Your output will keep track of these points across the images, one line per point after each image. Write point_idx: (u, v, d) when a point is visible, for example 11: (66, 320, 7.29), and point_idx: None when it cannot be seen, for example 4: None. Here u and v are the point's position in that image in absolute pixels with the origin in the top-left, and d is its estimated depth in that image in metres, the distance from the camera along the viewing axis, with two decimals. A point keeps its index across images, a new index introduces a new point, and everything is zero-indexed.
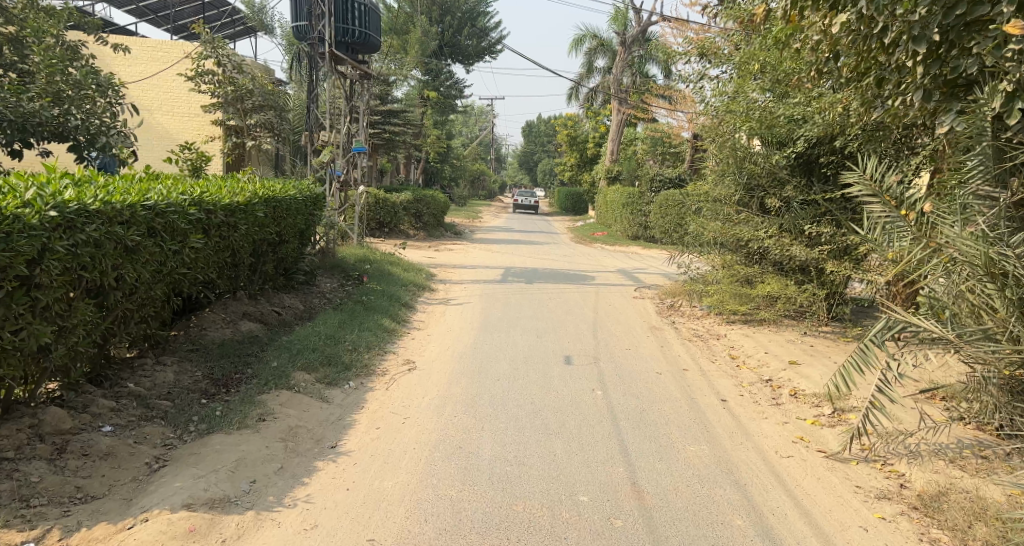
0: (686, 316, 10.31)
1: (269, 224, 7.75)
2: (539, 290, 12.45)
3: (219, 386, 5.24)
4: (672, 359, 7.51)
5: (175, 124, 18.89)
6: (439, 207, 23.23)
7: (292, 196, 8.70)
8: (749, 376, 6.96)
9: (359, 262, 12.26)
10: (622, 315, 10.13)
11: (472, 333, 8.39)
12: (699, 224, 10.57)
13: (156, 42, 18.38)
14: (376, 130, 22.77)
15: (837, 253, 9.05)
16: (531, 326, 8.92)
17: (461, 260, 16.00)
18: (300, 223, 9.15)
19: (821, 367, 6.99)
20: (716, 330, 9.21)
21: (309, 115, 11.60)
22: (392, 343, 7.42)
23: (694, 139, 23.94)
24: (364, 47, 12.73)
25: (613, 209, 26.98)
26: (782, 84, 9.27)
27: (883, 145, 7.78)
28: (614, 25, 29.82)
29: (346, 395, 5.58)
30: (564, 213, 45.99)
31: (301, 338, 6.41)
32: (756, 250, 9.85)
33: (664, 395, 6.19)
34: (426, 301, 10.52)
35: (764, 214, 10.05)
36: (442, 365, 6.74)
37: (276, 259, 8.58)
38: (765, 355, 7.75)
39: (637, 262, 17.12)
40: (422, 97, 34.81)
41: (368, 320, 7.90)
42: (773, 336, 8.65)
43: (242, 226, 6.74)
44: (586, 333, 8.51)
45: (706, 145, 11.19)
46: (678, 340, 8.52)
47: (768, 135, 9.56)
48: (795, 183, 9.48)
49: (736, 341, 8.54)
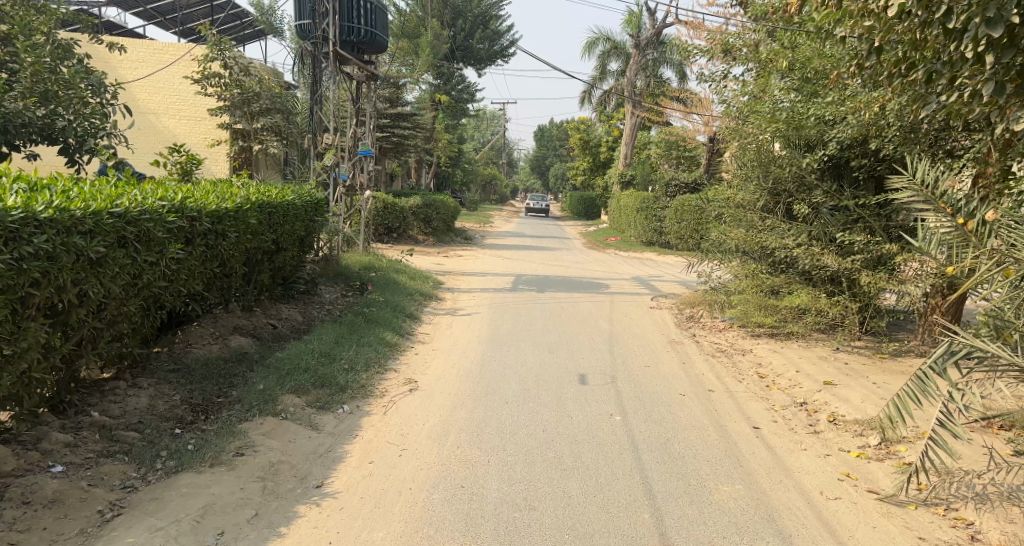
0: (707, 329, 9.74)
1: (265, 230, 7.27)
2: (552, 299, 11.91)
3: (197, 412, 4.76)
4: (695, 378, 6.95)
5: (180, 127, 18.52)
6: (449, 213, 22.76)
7: (291, 202, 8.22)
8: (781, 399, 6.40)
9: (365, 270, 11.77)
10: (639, 327, 9.58)
11: (479, 347, 7.89)
12: (721, 231, 10.03)
13: (161, 44, 18.00)
14: (385, 133, 22.32)
15: (872, 263, 8.49)
16: (542, 339, 8.39)
17: (471, 267, 15.48)
18: (300, 230, 8.67)
19: (859, 390, 6.43)
20: (742, 345, 8.64)
21: (313, 117, 11.14)
22: (394, 360, 6.93)
23: (710, 143, 23.34)
24: (371, 47, 12.26)
25: (627, 215, 26.40)
26: (812, 83, 8.73)
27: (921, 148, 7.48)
28: (629, 27, 29.22)
29: (339, 421, 5.07)
30: (576, 218, 45.45)
31: (294, 356, 5.91)
32: (783, 259, 9.28)
33: (689, 420, 5.64)
34: (432, 312, 10.02)
35: (790, 220, 9.59)
36: (446, 385, 6.23)
37: (272, 268, 8.09)
38: (796, 375, 7.18)
39: (654, 269, 16.56)
40: (433, 101, 34.39)
41: (370, 334, 7.40)
42: (803, 352, 8.07)
43: (232, 234, 6.25)
44: (601, 349, 7.97)
45: (728, 148, 10.64)
46: (701, 356, 7.95)
47: (796, 138, 9.07)
48: (826, 188, 9.01)
49: (763, 358, 7.99)
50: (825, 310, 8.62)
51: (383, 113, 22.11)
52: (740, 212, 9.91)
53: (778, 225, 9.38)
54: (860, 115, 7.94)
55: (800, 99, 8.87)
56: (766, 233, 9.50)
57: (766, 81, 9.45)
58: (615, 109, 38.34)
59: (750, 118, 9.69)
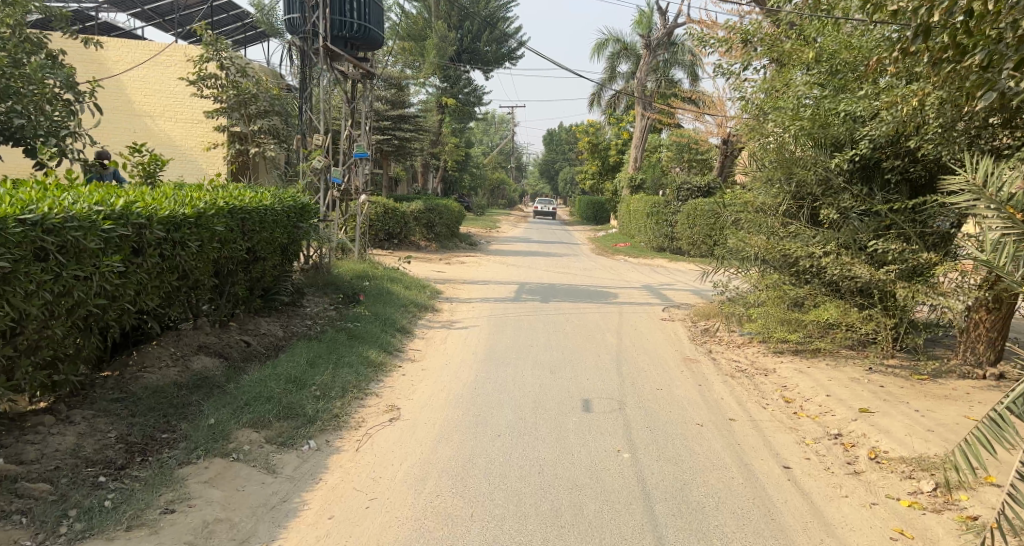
0: (725, 345, 9.00)
1: (238, 237, 6.59)
2: (556, 310, 11.19)
3: (134, 451, 4.09)
4: (712, 403, 6.22)
5: (177, 130, 17.88)
6: (452, 218, 22.09)
7: (271, 206, 7.55)
8: (812, 430, 5.69)
9: (359, 279, 11.09)
10: (649, 342, 8.83)
11: (473, 366, 7.20)
12: (739, 237, 9.31)
13: (156, 44, 17.39)
14: (386, 136, 21.66)
15: (906, 274, 7.78)
16: (543, 356, 7.68)
17: (472, 275, 14.80)
18: (282, 236, 8.00)
19: (901, 420, 5.71)
20: (763, 365, 7.91)
21: (302, 116, 10.46)
22: (378, 382, 6.24)
23: (723, 146, 22.63)
24: (365, 43, 11.58)
25: (637, 220, 25.63)
26: (840, 78, 8.06)
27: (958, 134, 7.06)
28: (639, 28, 28.53)
29: (301, 461, 4.36)
30: (585, 222, 44.69)
31: (260, 380, 5.22)
32: (808, 269, 8.56)
33: (708, 456, 4.92)
34: (427, 325, 9.33)
35: (814, 226, 8.98)
36: (431, 413, 5.52)
37: (250, 279, 7.42)
38: (827, 400, 6.45)
39: (665, 277, 15.82)
40: (439, 105, 33.70)
41: (355, 352, 6.73)
42: (832, 373, 7.34)
43: (193, 243, 5.57)
44: (606, 368, 7.26)
45: (747, 148, 9.90)
46: (718, 378, 7.21)
47: (823, 137, 8.37)
48: (854, 192, 8.34)
49: (788, 380, 7.26)
50: (856, 325, 7.89)
51: (385, 116, 21.47)
52: (760, 217, 9.16)
53: (803, 231, 8.68)
54: (899, 109, 7.23)
55: (827, 92, 8.13)
56: (789, 240, 8.77)
57: (790, 74, 8.73)
58: (625, 112, 37.66)
59: (771, 113, 8.96)
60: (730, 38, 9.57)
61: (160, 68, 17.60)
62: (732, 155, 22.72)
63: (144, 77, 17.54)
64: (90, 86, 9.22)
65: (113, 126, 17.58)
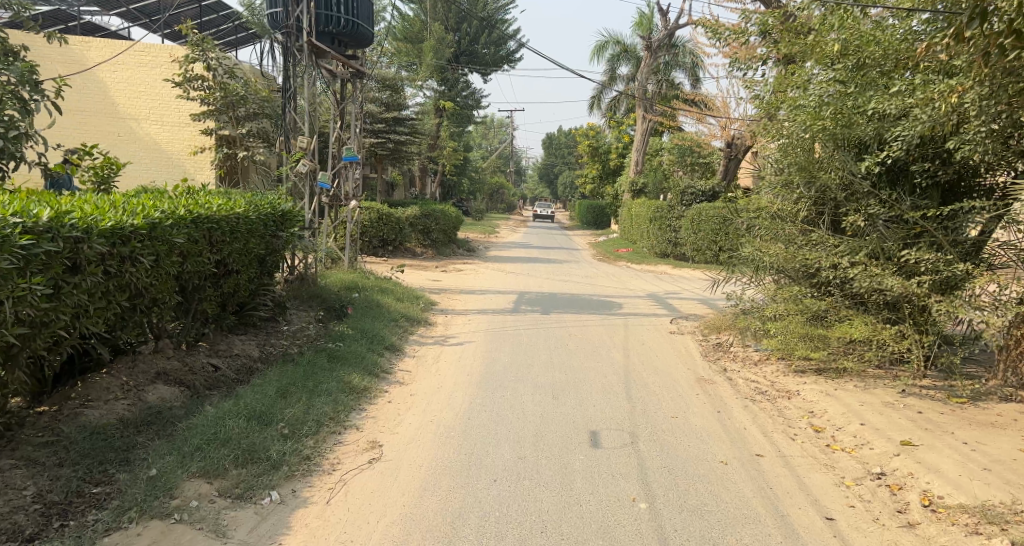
0: (740, 362, 8.32)
1: (204, 250, 5.93)
2: (557, 322, 10.51)
3: (52, 515, 3.44)
4: (735, 435, 5.56)
5: (162, 134, 17.24)
6: (450, 223, 21.43)
7: (245, 215, 6.87)
8: (851, 468, 5.02)
9: (347, 290, 10.40)
10: (659, 359, 8.16)
11: (468, 390, 6.54)
12: (755, 245, 8.66)
13: (141, 45, 16.73)
14: (379, 139, 20.90)
15: (938, 285, 7.11)
16: (545, 377, 7.03)
17: (469, 284, 14.10)
18: (259, 247, 7.34)
19: (951, 455, 5.04)
20: (785, 386, 7.24)
21: (285, 116, 9.77)
22: (360, 412, 5.56)
23: (727, 148, 21.96)
24: (353, 39, 10.90)
25: (639, 225, 24.93)
26: (862, 74, 7.48)
27: (1000, 129, 6.46)
28: (640, 29, 27.91)
29: (259, 520, 3.69)
30: (585, 227, 44.03)
31: (218, 416, 4.55)
32: (831, 279, 7.90)
33: (738, 505, 4.27)
34: (418, 341, 8.65)
35: (836, 233, 8.32)
36: (418, 450, 4.84)
37: (221, 295, 6.76)
38: (862, 430, 5.77)
39: (671, 285, 15.13)
40: (438, 108, 32.98)
41: (334, 378, 6.06)
42: (862, 396, 6.66)
43: (147, 258, 4.91)
44: (615, 392, 6.60)
45: (762, 150, 9.24)
46: (738, 403, 6.54)
47: (844, 137, 7.74)
48: (880, 197, 7.67)
49: (814, 404, 6.59)
50: (884, 342, 7.21)
51: (379, 119, 20.79)
52: (777, 224, 8.51)
53: (825, 239, 8.04)
54: (936, 107, 6.59)
55: (851, 88, 7.49)
56: (810, 249, 8.11)
57: (812, 68, 8.09)
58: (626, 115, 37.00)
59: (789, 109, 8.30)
60: (743, 29, 8.90)
61: (145, 70, 16.94)
62: (736, 158, 22.07)
63: (129, 79, 16.90)
64: (56, 85, 8.53)
65: (96, 130, 16.90)
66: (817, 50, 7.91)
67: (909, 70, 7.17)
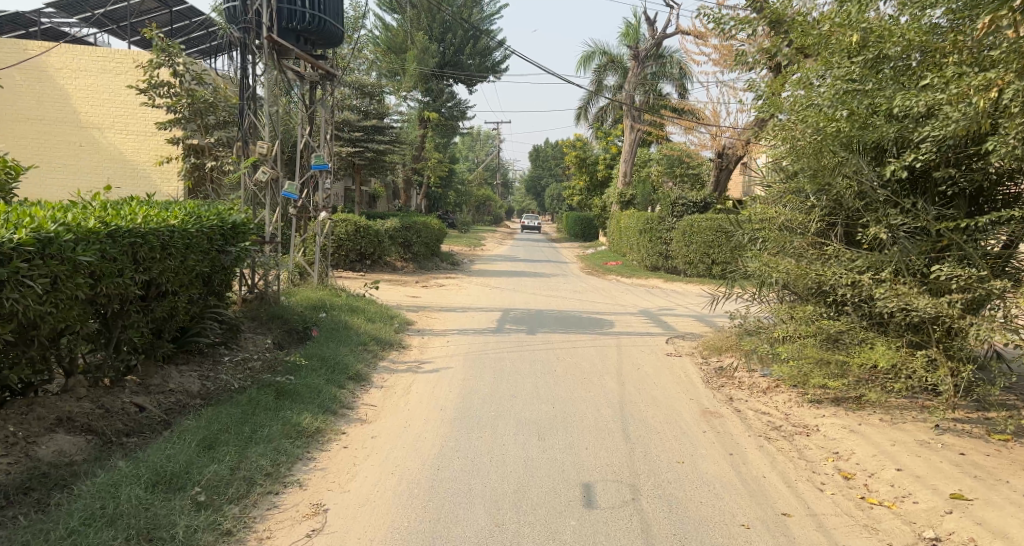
0: (747, 390, 7.47)
1: (125, 269, 5.04)
2: (544, 343, 9.62)
3: None
4: (754, 486, 4.71)
5: (127, 142, 16.22)
6: (432, 236, 20.51)
7: (182, 228, 5.98)
8: (896, 532, 4.17)
9: (313, 311, 9.48)
10: (658, 387, 7.31)
11: (441, 429, 5.66)
12: (761, 260, 7.81)
13: (104, 50, 15.73)
14: (358, 149, 19.89)
15: (970, 305, 6.29)
16: (530, 411, 6.16)
17: (450, 301, 13.18)
18: (201, 264, 6.44)
19: (1015, 517, 4.19)
20: (801, 420, 6.39)
21: (242, 119, 8.85)
22: (306, 463, 4.66)
23: (718, 159, 21.19)
24: (320, 37, 10.00)
25: (628, 238, 24.09)
26: (878, 69, 6.65)
27: None
28: (626, 39, 27.29)
29: None
30: (573, 240, 43.21)
31: (114, 484, 3.74)
32: (847, 298, 7.07)
33: None
34: (388, 367, 7.74)
35: (851, 246, 7.49)
36: (372, 516, 3.96)
37: (153, 322, 5.88)
38: (899, 477, 4.92)
39: (665, 301, 14.26)
40: (422, 119, 32.00)
41: (279, 419, 5.16)
42: (891, 433, 5.82)
43: (41, 282, 4.09)
44: (610, 430, 5.76)
45: (769, 156, 8.40)
46: (752, 444, 5.70)
47: (859, 141, 6.93)
48: (902, 206, 6.84)
49: (836, 443, 5.73)
50: (912, 370, 6.36)
51: (357, 128, 19.85)
52: (786, 237, 7.69)
53: (840, 253, 7.23)
54: (971, 103, 5.77)
55: (869, 84, 6.66)
56: (823, 264, 7.29)
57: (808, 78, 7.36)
58: (613, 126, 36.34)
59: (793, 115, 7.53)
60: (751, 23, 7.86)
61: (110, 76, 15.94)
62: (728, 168, 21.32)
63: (92, 86, 15.90)
64: None
65: (55, 139, 15.89)
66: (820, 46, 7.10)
67: (933, 63, 6.35)
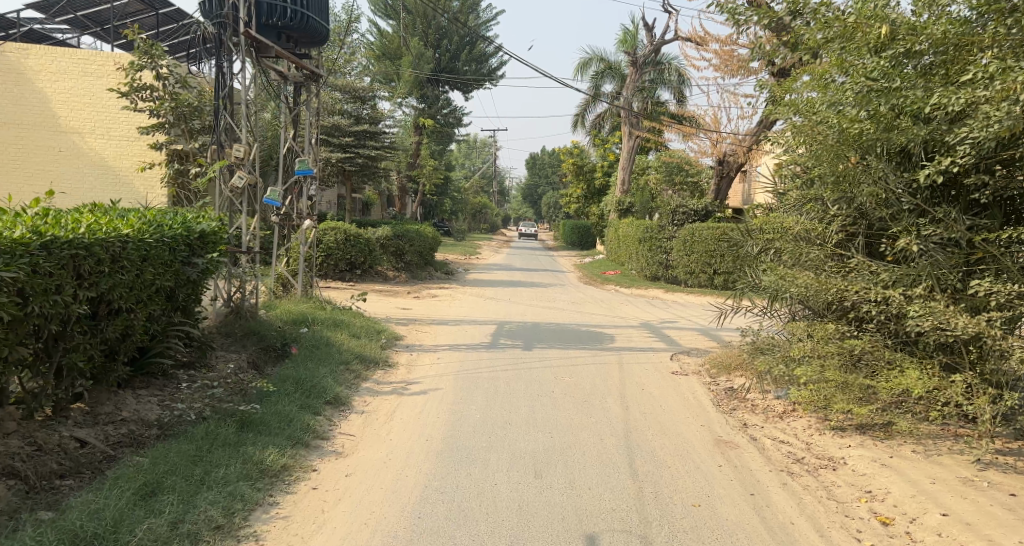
0: (762, 414, 6.88)
1: (63, 285, 4.47)
2: (541, 359, 9.01)
3: None
4: (781, 538, 4.15)
5: (109, 149, 15.52)
6: (426, 244, 19.91)
7: (137, 238, 5.37)
8: None
9: (294, 326, 8.87)
10: (665, 412, 6.71)
11: (425, 464, 5.05)
12: (776, 272, 7.23)
13: (86, 52, 15.08)
14: (348, 155, 19.29)
15: (1011, 324, 5.67)
16: (527, 442, 5.57)
17: (443, 313, 12.56)
18: (162, 277, 5.83)
19: None
20: (824, 450, 5.80)
21: (217, 122, 8.27)
22: (265, 511, 4.05)
23: (719, 166, 20.61)
24: (304, 34, 9.44)
25: (627, 246, 23.49)
26: (901, 67, 6.08)
27: None
28: (624, 46, 26.83)
29: None
30: (571, 248, 42.62)
31: None
32: (872, 315, 6.48)
33: None
34: (371, 389, 7.13)
35: (874, 257, 6.90)
36: None
37: (105, 344, 5.27)
38: (946, 525, 4.32)
39: (667, 313, 13.64)
40: (417, 126, 31.33)
41: (238, 457, 4.56)
42: (928, 468, 5.22)
43: None
44: (616, 465, 5.18)
45: (785, 162, 7.85)
46: (774, 481, 5.10)
47: (886, 145, 6.34)
48: (933, 214, 6.24)
49: (866, 480, 5.13)
50: (948, 396, 5.74)
51: (348, 133, 19.24)
52: (803, 248, 7.10)
53: (864, 265, 6.62)
54: (1015, 101, 5.12)
55: (895, 81, 6.02)
56: (845, 278, 6.71)
57: (820, 78, 6.93)
58: (611, 133, 35.83)
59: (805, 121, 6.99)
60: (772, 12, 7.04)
61: (92, 79, 15.29)
62: (729, 176, 20.73)
63: (72, 90, 15.23)
64: None
65: (33, 144, 15.19)
66: (832, 41, 6.58)
67: (977, 56, 5.62)
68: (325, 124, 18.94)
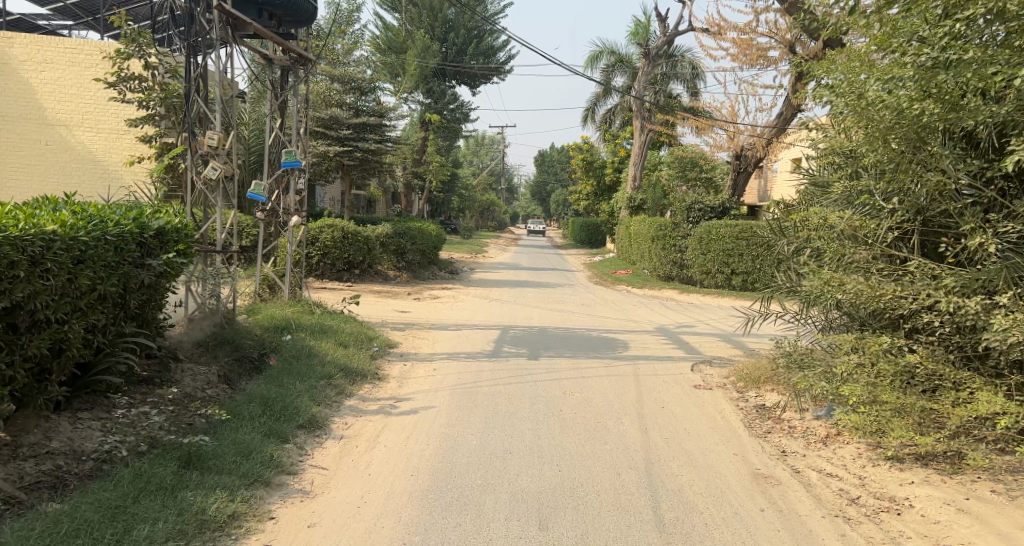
0: (803, 440, 5.97)
1: None
2: (549, 371, 8.11)
3: None
4: None
5: (97, 142, 14.38)
6: (428, 242, 19.00)
7: (67, 235, 4.56)
8: None
9: (275, 333, 8.02)
10: (692, 437, 5.81)
11: (408, 510, 4.18)
12: (818, 276, 6.28)
13: (72, 41, 14.05)
14: (347, 148, 18.35)
15: None
16: (532, 479, 4.70)
17: (442, 316, 11.68)
18: (104, 281, 4.98)
19: None
20: (884, 488, 4.90)
21: (187, 107, 7.44)
22: None
23: (736, 161, 19.62)
24: (290, 13, 8.65)
25: (639, 245, 22.51)
26: (961, 39, 5.16)
27: None
28: (636, 38, 25.87)
29: None
30: (580, 246, 41.67)
31: None
32: (934, 327, 5.54)
33: None
34: (355, 407, 6.26)
35: (932, 258, 5.95)
36: None
37: (30, 362, 4.46)
38: None
39: (684, 317, 12.69)
40: (423, 121, 30.21)
41: (173, 508, 3.72)
42: (1016, 517, 4.32)
43: None
44: (638, 512, 4.31)
45: (832, 151, 6.89)
46: (830, 532, 4.21)
47: (951, 126, 5.38)
48: (1008, 208, 5.29)
49: (940, 531, 4.24)
50: None
51: (346, 125, 18.32)
52: (849, 248, 6.15)
53: (923, 269, 5.67)
54: None
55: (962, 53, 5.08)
56: (901, 282, 5.77)
57: (876, 49, 6.01)
58: (621, 128, 34.91)
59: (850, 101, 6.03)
60: None
61: (77, 70, 14.18)
62: (746, 171, 19.72)
63: (58, 80, 14.11)
64: None
65: (18, 138, 14.04)
66: (895, 7, 5.65)
67: None
68: (321, 117, 18.01)
